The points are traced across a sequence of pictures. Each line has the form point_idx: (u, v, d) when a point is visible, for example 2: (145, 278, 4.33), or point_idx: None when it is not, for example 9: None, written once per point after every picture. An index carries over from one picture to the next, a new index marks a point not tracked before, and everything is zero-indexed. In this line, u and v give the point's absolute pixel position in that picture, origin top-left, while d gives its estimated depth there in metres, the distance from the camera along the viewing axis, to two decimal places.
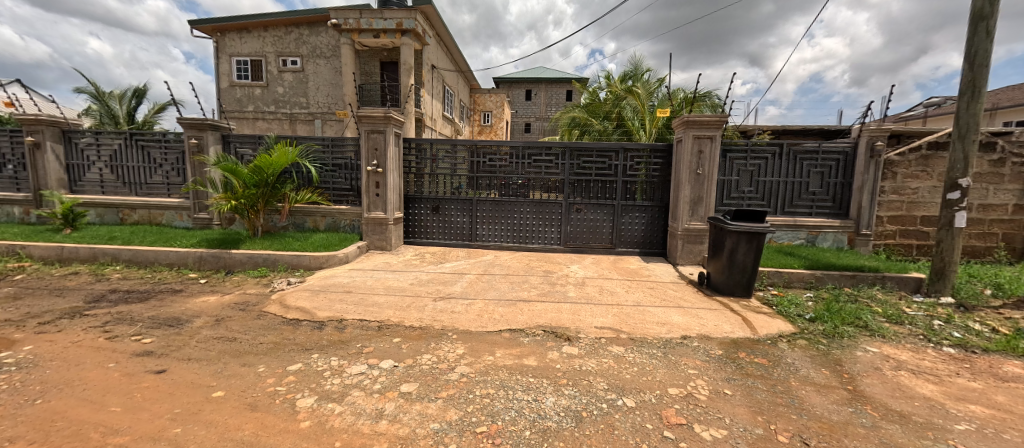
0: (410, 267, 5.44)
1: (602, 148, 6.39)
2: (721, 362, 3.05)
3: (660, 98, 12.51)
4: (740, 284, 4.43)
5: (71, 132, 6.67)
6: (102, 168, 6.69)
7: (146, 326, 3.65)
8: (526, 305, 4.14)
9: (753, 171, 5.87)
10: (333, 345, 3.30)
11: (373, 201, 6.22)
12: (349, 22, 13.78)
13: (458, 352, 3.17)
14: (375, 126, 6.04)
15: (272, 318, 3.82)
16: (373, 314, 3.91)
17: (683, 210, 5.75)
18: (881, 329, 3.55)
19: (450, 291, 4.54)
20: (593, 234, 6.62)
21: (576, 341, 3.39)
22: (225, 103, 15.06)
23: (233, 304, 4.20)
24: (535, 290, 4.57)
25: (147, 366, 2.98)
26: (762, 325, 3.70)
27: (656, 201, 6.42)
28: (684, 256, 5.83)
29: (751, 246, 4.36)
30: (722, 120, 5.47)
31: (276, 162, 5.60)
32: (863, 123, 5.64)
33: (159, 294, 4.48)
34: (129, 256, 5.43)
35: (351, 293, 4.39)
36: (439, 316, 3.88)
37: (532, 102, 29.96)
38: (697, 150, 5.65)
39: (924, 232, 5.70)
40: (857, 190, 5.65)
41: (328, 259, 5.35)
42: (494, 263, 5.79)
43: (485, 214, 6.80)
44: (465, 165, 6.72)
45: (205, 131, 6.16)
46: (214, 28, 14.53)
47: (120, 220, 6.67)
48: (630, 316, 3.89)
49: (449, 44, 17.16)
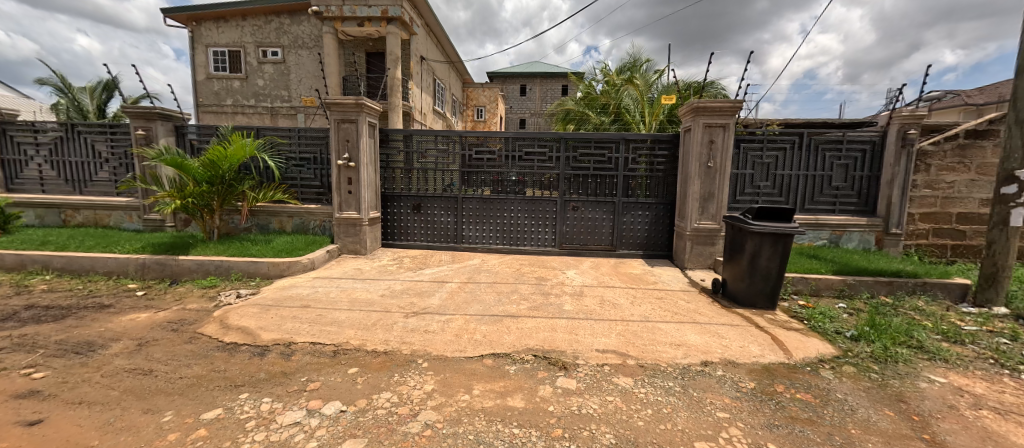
0: (384, 275, 4.77)
1: (601, 138, 5.76)
2: (756, 399, 2.43)
3: (660, 90, 11.88)
4: (763, 293, 3.82)
5: (7, 124, 5.91)
6: (41, 163, 5.94)
7: (45, 355, 2.94)
8: (514, 322, 3.50)
9: (770, 164, 5.25)
10: (272, 380, 2.64)
11: (346, 199, 5.55)
12: (331, 9, 12.92)
13: (425, 388, 2.52)
14: (346, 115, 5.36)
15: (205, 343, 3.13)
16: (329, 335, 3.24)
17: (693, 208, 5.13)
18: (941, 351, 2.94)
19: (426, 304, 3.87)
20: (591, 235, 5.98)
21: (573, 370, 2.75)
22: (202, 96, 14.26)
23: (165, 323, 3.51)
24: (525, 303, 3.92)
25: (20, 414, 2.27)
26: (796, 347, 3.08)
27: (661, 198, 5.80)
28: (693, 259, 5.21)
29: (776, 250, 3.74)
30: (737, 105, 4.85)
31: (232, 155, 4.93)
32: (892, 108, 5.05)
33: (81, 311, 3.76)
34: (61, 264, 4.72)
35: (308, 309, 3.70)
36: (409, 337, 3.22)
37: (526, 97, 29.32)
38: (708, 140, 5.02)
39: (959, 230, 5.12)
40: (886, 184, 5.05)
41: (290, 266, 4.67)
42: (481, 268, 5.14)
43: (473, 213, 6.14)
44: (450, 158, 6.07)
45: (154, 121, 5.46)
46: (189, 16, 13.70)
47: (61, 222, 5.90)
48: (638, 335, 3.26)
49: (439, 34, 16.41)
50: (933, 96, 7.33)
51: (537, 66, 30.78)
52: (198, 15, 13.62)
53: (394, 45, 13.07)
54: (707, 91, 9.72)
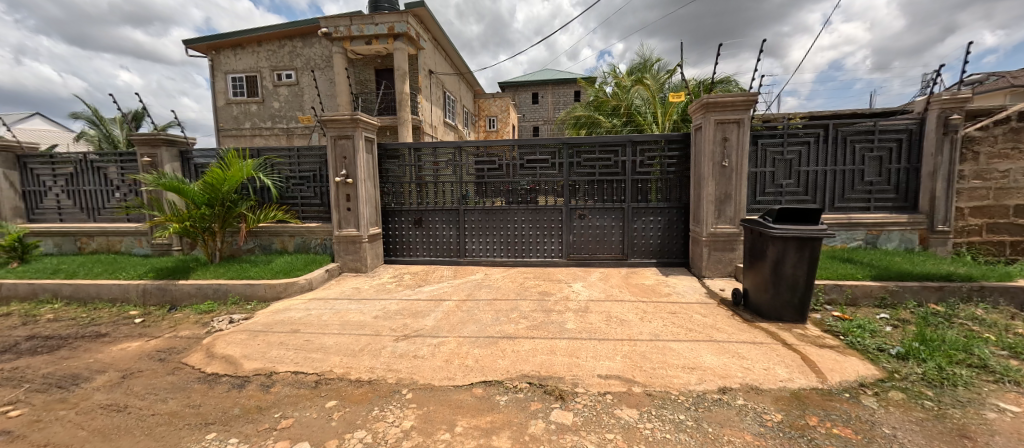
0: (381, 294, 4.59)
1: (605, 142, 5.47)
2: (784, 436, 2.05)
3: (672, 89, 11.46)
4: (790, 304, 3.40)
5: (26, 157, 6.07)
6: (58, 193, 6.10)
7: (29, 390, 2.86)
8: (510, 344, 3.23)
9: (793, 160, 4.81)
10: (245, 416, 2.45)
11: (345, 216, 5.45)
12: (340, 30, 13.23)
13: (404, 425, 2.28)
14: (342, 131, 5.28)
15: (186, 374, 3.00)
16: (312, 363, 3.05)
17: (708, 211, 4.74)
18: (1011, 372, 2.47)
19: (420, 326, 3.64)
20: (600, 244, 5.66)
21: (571, 401, 2.45)
22: (222, 121, 14.80)
23: (154, 352, 3.42)
24: (524, 322, 3.64)
25: None
26: (831, 368, 2.67)
27: (674, 201, 5.43)
28: (711, 267, 4.81)
29: (803, 256, 3.33)
30: (751, 99, 4.47)
31: (230, 178, 4.92)
32: (929, 93, 4.56)
33: (76, 341, 3.73)
34: (70, 292, 4.78)
35: (297, 334, 3.54)
36: (396, 364, 3.00)
37: (539, 105, 29.21)
38: (721, 138, 4.64)
39: (1019, 225, 4.51)
40: (928, 177, 4.55)
41: (286, 287, 4.57)
42: (482, 284, 4.90)
43: (476, 225, 5.94)
44: (450, 170, 5.89)
45: (159, 147, 5.55)
46: (208, 46, 14.30)
47: (78, 249, 6.06)
48: (646, 357, 2.92)
49: (447, 47, 16.54)
50: (974, 79, 6.70)
51: (547, 73, 30.69)
52: (216, 44, 14.20)
53: (401, 60, 13.17)
54: (722, 87, 9.24)
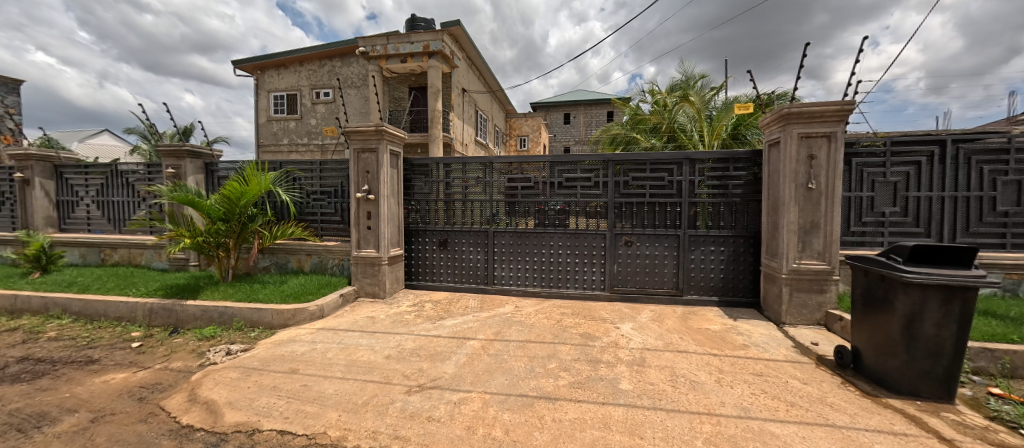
0: (398, 327, 4.01)
1: (658, 159, 4.78)
2: None
3: (719, 107, 10.64)
4: (931, 376, 2.49)
5: (64, 167, 6.11)
6: (89, 204, 6.07)
7: None
8: (550, 410, 2.50)
9: (898, 184, 3.92)
10: None
11: (365, 235, 5.00)
12: (377, 49, 13.45)
13: None
14: (366, 144, 4.89)
15: (158, 424, 2.49)
16: (304, 420, 2.45)
17: (790, 243, 3.89)
18: None
19: (438, 374, 3.01)
20: (649, 276, 4.87)
21: None
22: (263, 137, 15.27)
23: (136, 389, 2.97)
24: (566, 378, 2.92)
25: None
26: None
27: (740, 229, 4.61)
28: (793, 312, 3.92)
29: (951, 313, 2.44)
30: (845, 108, 3.67)
31: (247, 192, 4.59)
32: None
33: (63, 368, 3.36)
34: (79, 308, 4.52)
35: (295, 377, 3.00)
36: (405, 429, 2.34)
37: (571, 125, 28.80)
38: (806, 155, 3.83)
39: None
40: None
41: (294, 315, 4.10)
42: (512, 320, 4.22)
43: (505, 250, 5.33)
44: (480, 188, 5.36)
45: (183, 159, 5.40)
46: (255, 66, 14.93)
47: (101, 260, 5.95)
48: (741, 444, 2.10)
49: (481, 67, 16.55)
50: None
51: (580, 94, 30.41)
52: (262, 64, 14.79)
53: (435, 78, 13.14)
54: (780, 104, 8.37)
